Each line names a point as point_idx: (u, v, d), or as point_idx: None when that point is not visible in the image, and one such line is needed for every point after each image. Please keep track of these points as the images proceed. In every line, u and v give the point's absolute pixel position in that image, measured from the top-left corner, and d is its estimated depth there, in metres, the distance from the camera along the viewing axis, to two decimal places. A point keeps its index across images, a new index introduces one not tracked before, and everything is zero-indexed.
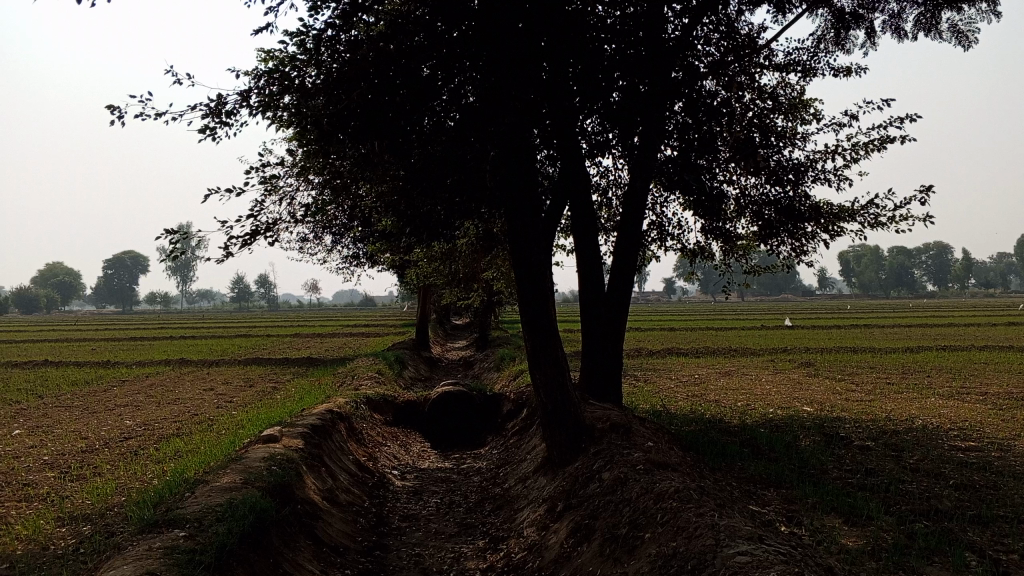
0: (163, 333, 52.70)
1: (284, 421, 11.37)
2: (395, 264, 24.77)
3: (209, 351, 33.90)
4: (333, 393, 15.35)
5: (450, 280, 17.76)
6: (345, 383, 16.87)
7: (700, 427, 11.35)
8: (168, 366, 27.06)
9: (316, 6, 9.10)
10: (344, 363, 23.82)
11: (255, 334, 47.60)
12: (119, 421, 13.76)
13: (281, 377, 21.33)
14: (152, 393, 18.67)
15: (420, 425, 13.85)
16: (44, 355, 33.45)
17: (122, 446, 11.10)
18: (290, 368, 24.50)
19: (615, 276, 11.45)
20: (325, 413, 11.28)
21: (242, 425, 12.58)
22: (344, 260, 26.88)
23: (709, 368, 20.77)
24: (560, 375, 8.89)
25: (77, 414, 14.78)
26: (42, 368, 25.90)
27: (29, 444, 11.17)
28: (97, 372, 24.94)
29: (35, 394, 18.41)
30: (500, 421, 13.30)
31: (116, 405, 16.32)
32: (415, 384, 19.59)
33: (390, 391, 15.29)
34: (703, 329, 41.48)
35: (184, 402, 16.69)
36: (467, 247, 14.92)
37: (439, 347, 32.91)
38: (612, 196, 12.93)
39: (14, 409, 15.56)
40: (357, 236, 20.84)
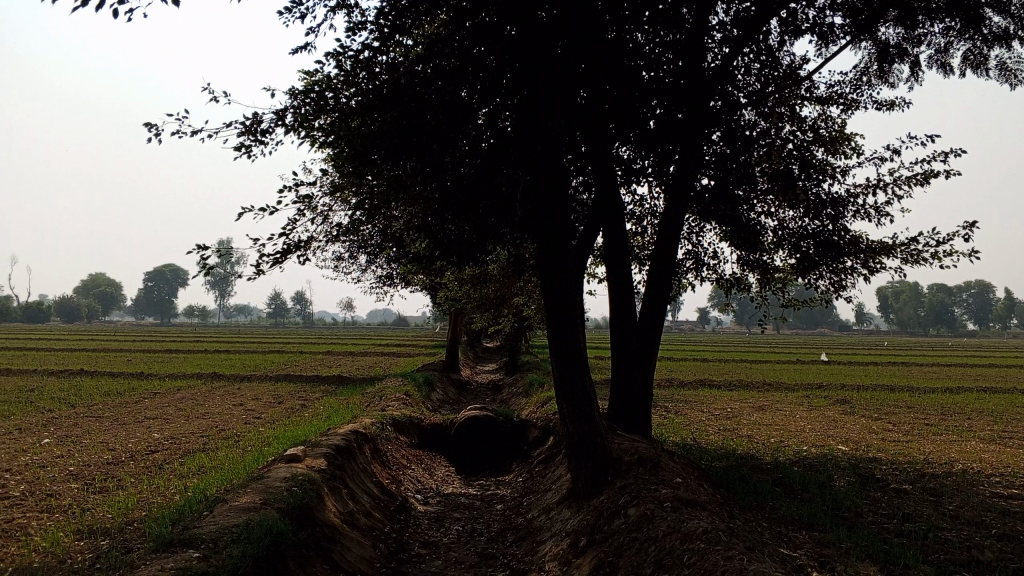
0: (197, 346, 53.25)
1: (309, 440, 11.31)
2: (427, 285, 24.75)
3: (242, 366, 34.23)
4: (360, 413, 15.28)
5: (482, 303, 17.69)
6: (372, 403, 16.80)
7: (731, 463, 11.08)
8: (200, 379, 27.30)
9: (355, 27, 9.14)
10: (373, 383, 23.81)
11: (286, 350, 47.87)
12: (147, 433, 13.82)
13: (310, 395, 21.35)
14: (181, 406, 18.77)
15: (445, 449, 13.71)
16: (82, 364, 34.02)
17: (148, 459, 11.11)
18: (320, 386, 24.55)
19: (648, 306, 11.25)
20: (350, 434, 11.20)
21: (268, 442, 12.54)
22: (377, 280, 26.99)
23: (741, 401, 20.39)
24: (588, 405, 8.71)
25: (107, 425, 14.90)
26: (78, 378, 26.27)
27: (57, 454, 11.22)
28: (130, 383, 25.19)
29: (69, 403, 18.63)
30: (526, 448, 13.12)
31: (146, 417, 16.43)
32: (442, 407, 19.49)
33: (416, 414, 15.20)
34: (736, 361, 40.88)
35: (212, 416, 16.74)
36: (499, 271, 14.84)
37: (468, 370, 32.79)
38: (647, 225, 12.78)
39: (46, 417, 15.71)
40: (390, 256, 20.86)
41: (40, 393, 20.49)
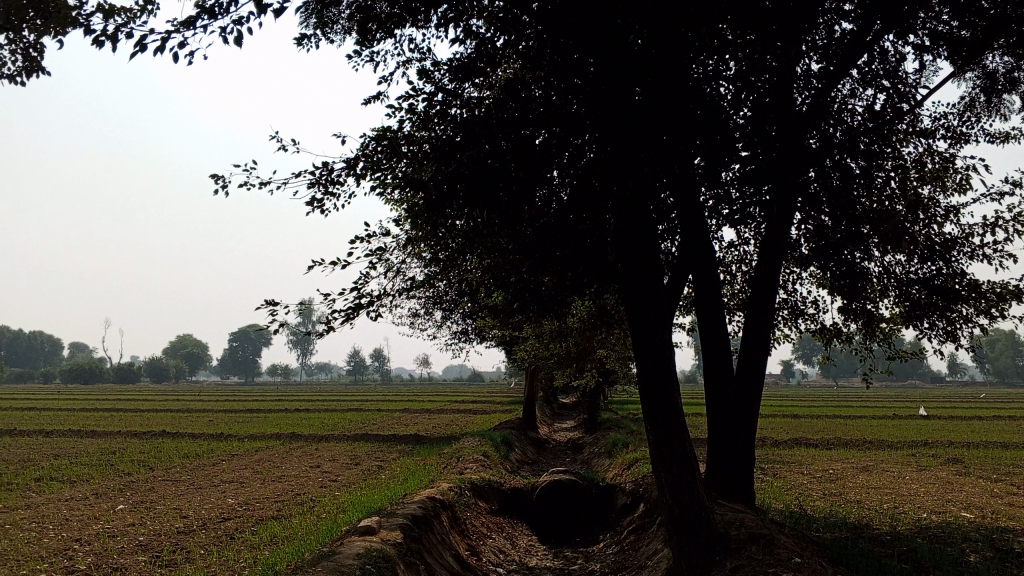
0: (277, 405, 53.57)
1: (384, 507, 10.71)
2: (503, 341, 24.14)
3: (320, 426, 34.09)
4: (437, 476, 14.65)
5: (561, 359, 17.00)
6: (449, 466, 16.13)
7: (846, 534, 10.04)
8: (278, 439, 27.17)
9: (427, 71, 8.78)
10: (450, 442, 23.21)
11: (364, 409, 47.77)
12: (221, 499, 13.45)
13: (386, 456, 20.86)
14: (257, 469, 18.45)
15: (527, 516, 12.93)
16: (164, 425, 34.43)
17: (219, 528, 10.66)
18: (397, 446, 24.09)
19: (746, 361, 10.39)
20: (427, 501, 10.58)
21: (342, 509, 11.97)
22: (452, 336, 26.57)
23: (842, 462, 18.99)
24: (689, 475, 7.88)
25: (183, 490, 14.62)
26: (160, 439, 26.43)
27: (129, 522, 10.88)
28: (209, 444, 25.16)
29: (147, 466, 18.51)
30: (614, 516, 12.26)
31: (222, 480, 16.12)
32: (521, 468, 18.71)
33: (496, 477, 14.47)
34: (830, 417, 38.72)
35: (288, 480, 16.32)
36: (580, 325, 14.16)
37: (547, 428, 31.95)
38: (738, 272, 11.95)
39: (123, 482, 15.57)
40: (466, 312, 20.41)
41: (121, 456, 20.52)
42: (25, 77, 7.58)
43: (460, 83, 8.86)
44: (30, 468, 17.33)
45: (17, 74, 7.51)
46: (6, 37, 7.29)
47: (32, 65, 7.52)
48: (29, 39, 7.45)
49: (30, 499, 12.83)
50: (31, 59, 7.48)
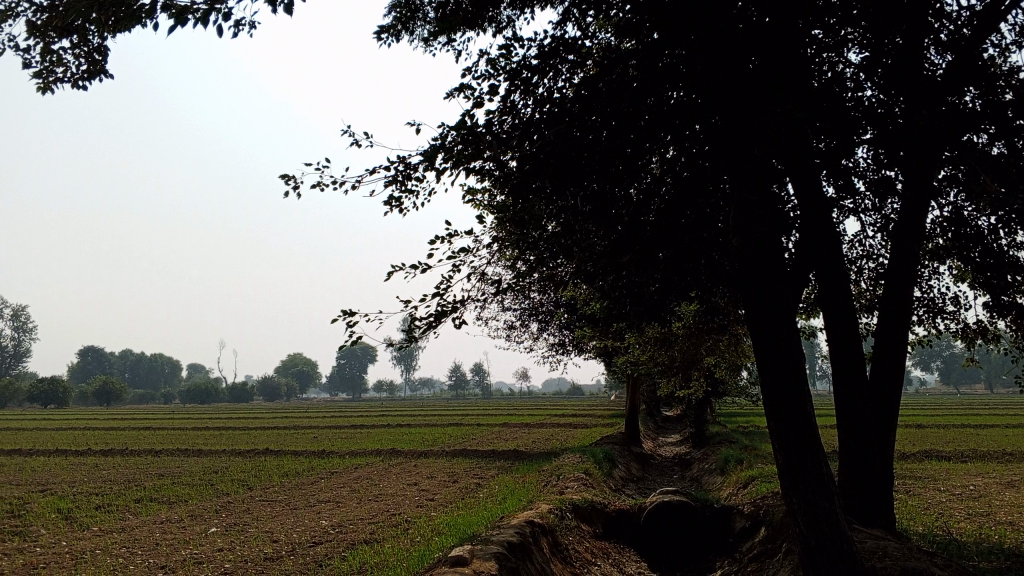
0: (378, 421, 53.71)
1: (480, 531, 9.96)
2: (602, 351, 23.16)
3: (421, 441, 33.86)
4: (536, 495, 13.81)
5: (666, 369, 15.95)
6: (549, 484, 15.25)
7: (1009, 564, 8.66)
8: (378, 456, 26.94)
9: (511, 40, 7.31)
10: (550, 458, 22.34)
11: (465, 424, 47.46)
12: (316, 521, 12.97)
13: (484, 473, 20.12)
14: (355, 487, 18.00)
15: (635, 541, 11.93)
16: (270, 442, 34.87)
17: (309, 553, 10.11)
18: (496, 462, 23.42)
19: (882, 365, 9.19)
20: (525, 524, 9.78)
21: (438, 532, 11.21)
22: (551, 348, 25.76)
23: (983, 477, 17.18)
24: (824, 497, 6.83)
25: (279, 510, 14.28)
26: (263, 457, 26.58)
27: (218, 548, 10.40)
28: (311, 461, 25.06)
29: (247, 485, 18.40)
30: (732, 541, 11.14)
31: (318, 500, 15.74)
32: (626, 486, 17.71)
33: (599, 497, 13.53)
34: (959, 427, 35.94)
35: (385, 500, 15.74)
36: (685, 330, 13.13)
37: (651, 442, 30.77)
38: (865, 268, 10.74)
39: (220, 503, 15.30)
40: (563, 321, 19.60)
41: (224, 475, 20.56)
42: (88, 80, 7.30)
43: (548, 61, 7.73)
44: (132, 489, 17.34)
45: (81, 79, 7.25)
46: (69, 39, 7.01)
47: (95, 69, 7.28)
48: (96, 42, 7.23)
49: (126, 521, 12.66)
50: (96, 62, 7.25)
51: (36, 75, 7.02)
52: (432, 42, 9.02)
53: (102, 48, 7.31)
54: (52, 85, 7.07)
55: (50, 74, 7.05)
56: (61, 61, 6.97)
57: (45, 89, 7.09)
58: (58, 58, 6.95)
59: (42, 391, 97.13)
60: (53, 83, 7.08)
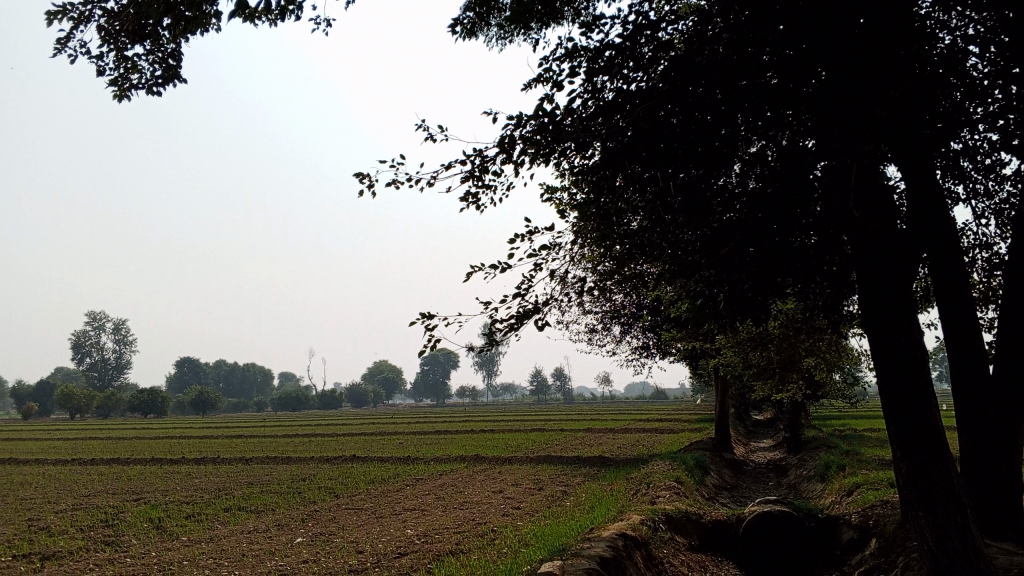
0: (461, 427, 53.83)
1: (569, 544, 9.49)
2: (689, 353, 22.41)
3: (504, 447, 33.54)
4: (626, 505, 13.24)
5: (759, 371, 15.19)
6: (639, 493, 14.65)
7: None
8: (461, 462, 26.73)
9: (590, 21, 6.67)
10: (638, 465, 21.68)
11: (548, 429, 46.98)
12: (401, 530, 12.69)
13: (570, 481, 19.63)
14: (440, 495, 17.75)
15: (732, 554, 11.27)
16: (355, 449, 35.09)
17: (394, 565, 9.83)
18: (581, 469, 22.86)
19: (1006, 364, 8.35)
20: (618, 537, 9.28)
21: (526, 543, 10.76)
22: (635, 351, 25.08)
23: None
24: (955, 510, 6.17)
25: (365, 519, 14.10)
26: (348, 464, 26.64)
27: (304, 559, 10.20)
28: (395, 468, 24.98)
29: (332, 493, 18.35)
30: (839, 554, 10.39)
31: (404, 508, 15.51)
32: (720, 494, 16.96)
33: (694, 507, 12.88)
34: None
35: (470, 508, 15.40)
36: (782, 329, 12.39)
37: (741, 448, 29.75)
38: (981, 259, 9.89)
39: (307, 511, 15.24)
40: (648, 323, 18.94)
41: (310, 483, 20.60)
42: (162, 85, 7.12)
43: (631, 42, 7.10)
44: (223, 497, 17.50)
45: (156, 85, 7.05)
46: (144, 45, 6.82)
47: (171, 73, 7.10)
48: (170, 47, 7.05)
49: (214, 531, 12.65)
50: (172, 67, 7.08)
51: (111, 82, 6.85)
52: (511, 37, 8.78)
53: (176, 53, 7.13)
54: (127, 92, 6.89)
55: (126, 81, 6.85)
56: (136, 68, 6.79)
57: (121, 96, 6.93)
58: (133, 64, 6.77)
59: (144, 400, 101.29)
60: (129, 90, 6.91)
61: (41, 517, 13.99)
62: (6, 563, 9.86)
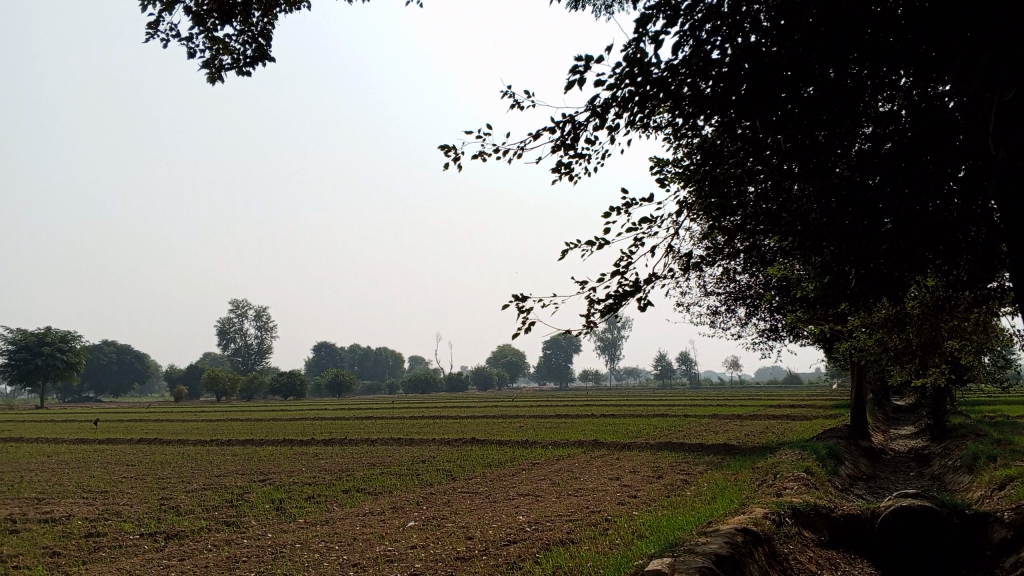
0: (584, 411, 53.64)
1: (685, 538, 8.95)
2: (821, 335, 21.15)
3: (627, 432, 32.96)
4: (749, 497, 12.51)
5: (898, 354, 14.01)
6: (764, 484, 13.84)
7: None
8: (581, 447, 26.40)
9: None
10: (766, 453, 20.68)
11: (673, 414, 45.95)
12: (513, 516, 12.44)
13: (692, 468, 18.94)
14: (556, 480, 17.46)
15: (866, 551, 10.42)
16: (478, 432, 35.35)
17: (504, 553, 9.59)
18: (705, 456, 22.05)
19: None
20: (738, 533, 8.67)
21: (640, 535, 10.30)
22: (762, 334, 23.96)
23: None
24: None
25: (478, 503, 13.96)
26: (469, 447, 26.80)
27: (413, 545, 10.11)
28: (514, 452, 24.93)
29: (450, 476, 18.40)
30: (991, 556, 9.38)
31: (518, 493, 15.29)
32: (854, 486, 15.86)
33: (824, 500, 12.01)
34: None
35: (586, 495, 15.02)
36: (923, 307, 11.30)
37: (881, 435, 28.00)
38: None
39: (423, 494, 15.28)
40: (774, 303, 17.95)
41: (429, 465, 20.77)
42: (251, 64, 7.23)
43: None
44: (344, 478, 17.86)
45: (247, 65, 7.18)
46: (233, 25, 6.96)
47: (260, 53, 7.22)
48: (257, 24, 7.16)
49: (331, 513, 12.81)
50: (261, 45, 7.19)
51: (204, 66, 6.98)
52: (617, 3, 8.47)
53: (264, 30, 7.25)
54: (219, 74, 7.02)
55: (218, 62, 7.00)
56: (226, 48, 6.91)
57: (214, 79, 7.07)
58: (223, 45, 6.94)
59: (283, 383, 106.40)
60: (221, 72, 7.04)
61: (174, 495, 14.64)
62: (133, 540, 10.25)
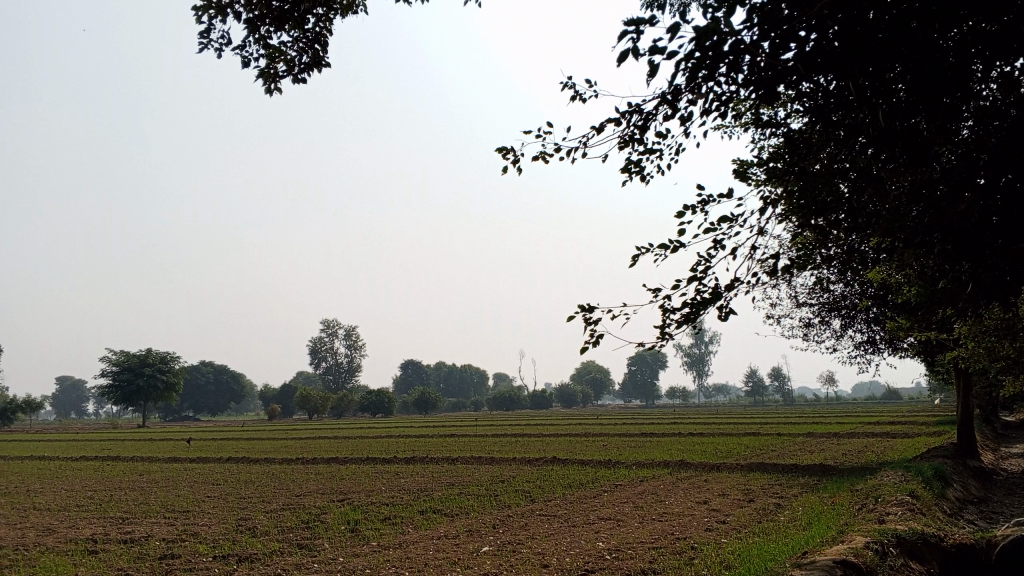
0: (670, 429, 52.37)
1: (779, 570, 8.22)
2: (923, 348, 19.86)
3: (715, 452, 31.87)
4: (847, 524, 11.58)
5: (1011, 366, 12.85)
6: (865, 509, 12.84)
7: None
8: (667, 467, 25.53)
9: None
10: (864, 475, 19.46)
11: (764, 432, 44.37)
12: (593, 542, 11.86)
13: (784, 491, 17.90)
14: (639, 503, 16.75)
15: None
16: (561, 451, 34.77)
17: None
18: (798, 477, 20.93)
19: None
20: (838, 565, 7.89)
21: (729, 565, 9.58)
22: (857, 348, 22.73)
23: None
24: None
25: (557, 527, 13.42)
26: (551, 466, 26.27)
27: (486, 572, 9.66)
28: (597, 472, 24.27)
29: (530, 497, 17.92)
30: None
31: (599, 517, 14.67)
32: (964, 511, 14.62)
33: (933, 528, 11.00)
34: None
35: (670, 520, 14.30)
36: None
37: (993, 455, 26.17)
38: None
39: (501, 516, 14.83)
40: (870, 313, 16.89)
41: (509, 485, 20.34)
42: (307, 71, 7.13)
43: None
44: (422, 499, 17.59)
45: (301, 72, 7.06)
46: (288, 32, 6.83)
47: (316, 59, 7.09)
48: (314, 30, 7.00)
49: (406, 536, 12.50)
50: (317, 51, 7.05)
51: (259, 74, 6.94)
52: None
53: (321, 36, 7.08)
54: (274, 82, 6.98)
55: (273, 70, 6.91)
56: (280, 56, 6.80)
57: (268, 87, 7.02)
58: (277, 52, 6.83)
59: (371, 401, 107.90)
60: (275, 79, 6.96)
61: (253, 516, 14.60)
62: (205, 564, 10.12)
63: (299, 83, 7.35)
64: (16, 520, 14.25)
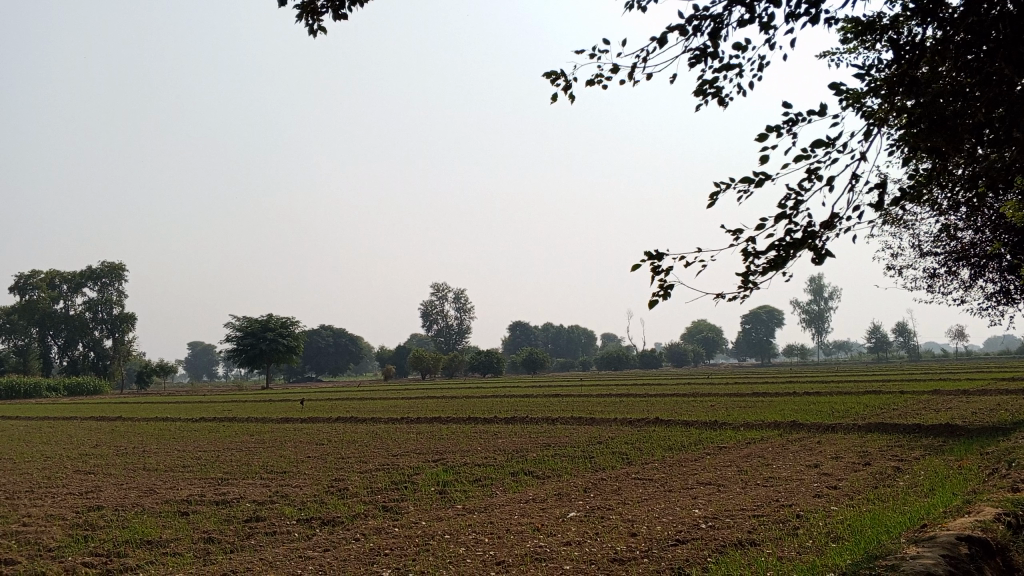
0: (783, 388, 50.30)
1: (891, 547, 7.30)
2: None
3: (832, 411, 30.11)
4: (975, 492, 10.40)
5: None
6: (996, 475, 11.58)
7: None
8: (777, 428, 24.32)
9: None
10: (998, 436, 17.84)
11: (886, 390, 42.01)
12: (688, 508, 11.13)
13: (905, 453, 16.56)
14: (744, 467, 15.84)
15: None
16: (667, 411, 33.82)
17: (666, 554, 8.37)
18: (923, 439, 19.42)
19: None
20: (960, 545, 6.91)
21: (837, 539, 8.66)
22: (990, 299, 20.82)
23: None
24: None
25: (653, 491, 12.77)
26: (654, 427, 25.49)
27: (567, 540, 9.13)
28: (701, 433, 23.34)
29: (628, 459, 17.27)
30: None
31: (698, 482, 13.89)
32: None
33: None
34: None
35: (776, 485, 13.39)
36: None
37: None
38: None
39: (594, 479, 14.28)
40: (1003, 259, 15.26)
41: (608, 447, 19.74)
42: (351, 6, 6.63)
43: None
44: (517, 460, 17.24)
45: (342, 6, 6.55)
46: None
47: None
48: None
49: (493, 499, 12.12)
50: None
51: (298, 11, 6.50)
52: None
53: None
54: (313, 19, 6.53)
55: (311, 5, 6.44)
56: None
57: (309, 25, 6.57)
58: None
59: (480, 361, 108.91)
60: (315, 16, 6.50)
61: (347, 477, 14.56)
62: (288, 527, 10.02)
63: (343, 18, 6.85)
64: (123, 481, 14.69)
